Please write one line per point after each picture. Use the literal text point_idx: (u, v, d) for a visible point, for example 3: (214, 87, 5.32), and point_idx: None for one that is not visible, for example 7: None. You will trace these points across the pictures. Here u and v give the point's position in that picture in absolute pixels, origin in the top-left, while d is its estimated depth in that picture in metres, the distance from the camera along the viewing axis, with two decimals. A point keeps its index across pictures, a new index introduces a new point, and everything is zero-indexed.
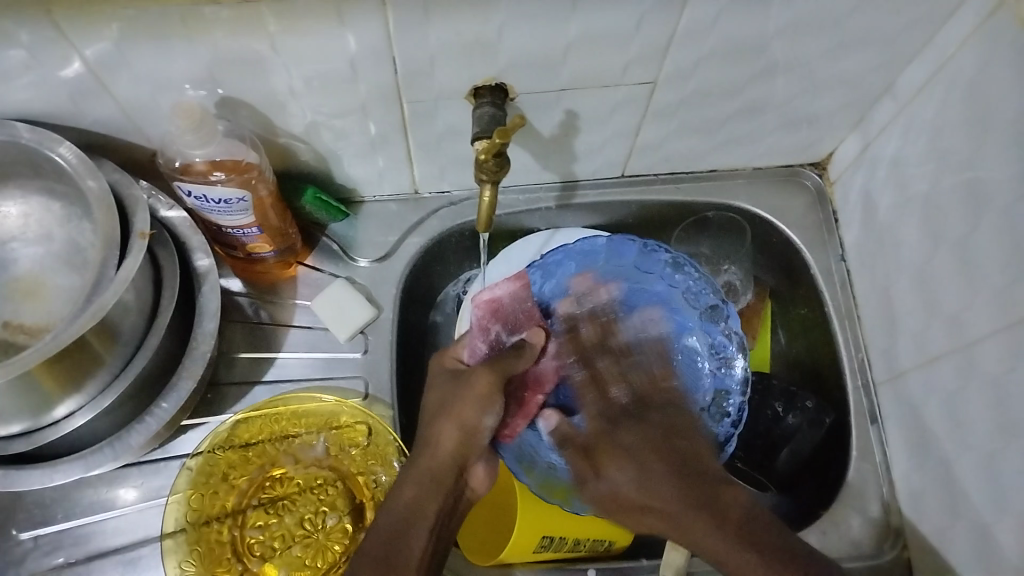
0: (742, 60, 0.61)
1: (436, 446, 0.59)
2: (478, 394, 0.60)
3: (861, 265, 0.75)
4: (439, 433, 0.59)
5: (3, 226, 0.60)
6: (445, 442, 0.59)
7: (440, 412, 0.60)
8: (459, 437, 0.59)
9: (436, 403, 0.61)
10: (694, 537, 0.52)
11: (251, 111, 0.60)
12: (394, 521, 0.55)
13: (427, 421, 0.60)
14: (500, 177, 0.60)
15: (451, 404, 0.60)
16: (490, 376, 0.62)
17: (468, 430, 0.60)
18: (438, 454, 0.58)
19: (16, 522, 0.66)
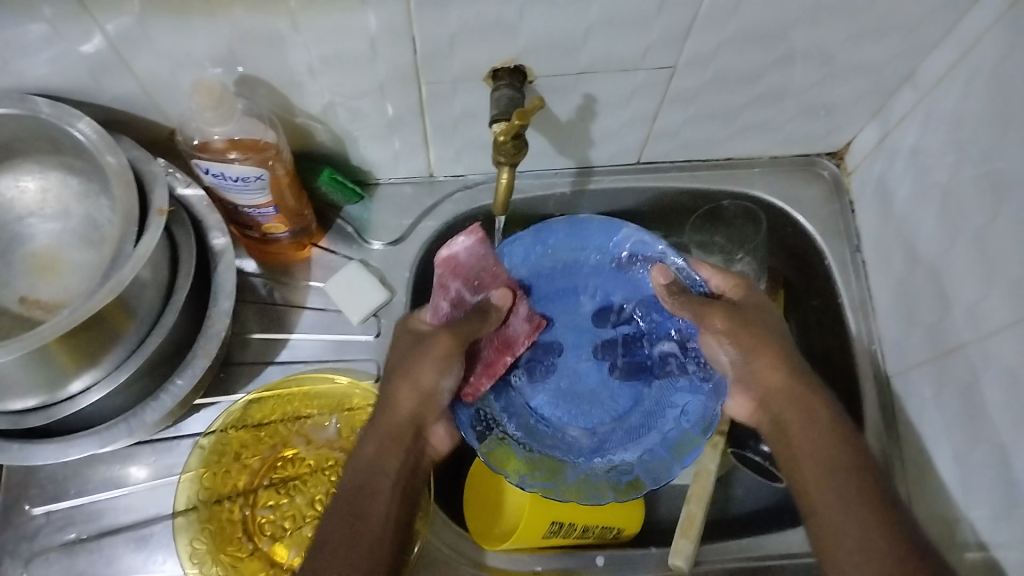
0: (764, 45, 0.61)
1: (394, 407, 0.60)
2: (434, 356, 0.60)
3: (877, 256, 0.74)
4: (394, 395, 0.60)
5: (20, 201, 0.60)
6: (404, 404, 0.60)
7: (398, 375, 0.60)
8: (417, 402, 0.60)
9: (399, 362, 0.61)
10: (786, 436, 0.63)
11: (269, 89, 0.60)
12: (362, 480, 0.57)
13: (383, 382, 0.61)
14: (517, 160, 0.60)
15: (411, 366, 0.60)
16: (451, 339, 0.61)
17: (423, 393, 0.60)
18: (396, 416, 0.59)
19: (30, 497, 0.66)
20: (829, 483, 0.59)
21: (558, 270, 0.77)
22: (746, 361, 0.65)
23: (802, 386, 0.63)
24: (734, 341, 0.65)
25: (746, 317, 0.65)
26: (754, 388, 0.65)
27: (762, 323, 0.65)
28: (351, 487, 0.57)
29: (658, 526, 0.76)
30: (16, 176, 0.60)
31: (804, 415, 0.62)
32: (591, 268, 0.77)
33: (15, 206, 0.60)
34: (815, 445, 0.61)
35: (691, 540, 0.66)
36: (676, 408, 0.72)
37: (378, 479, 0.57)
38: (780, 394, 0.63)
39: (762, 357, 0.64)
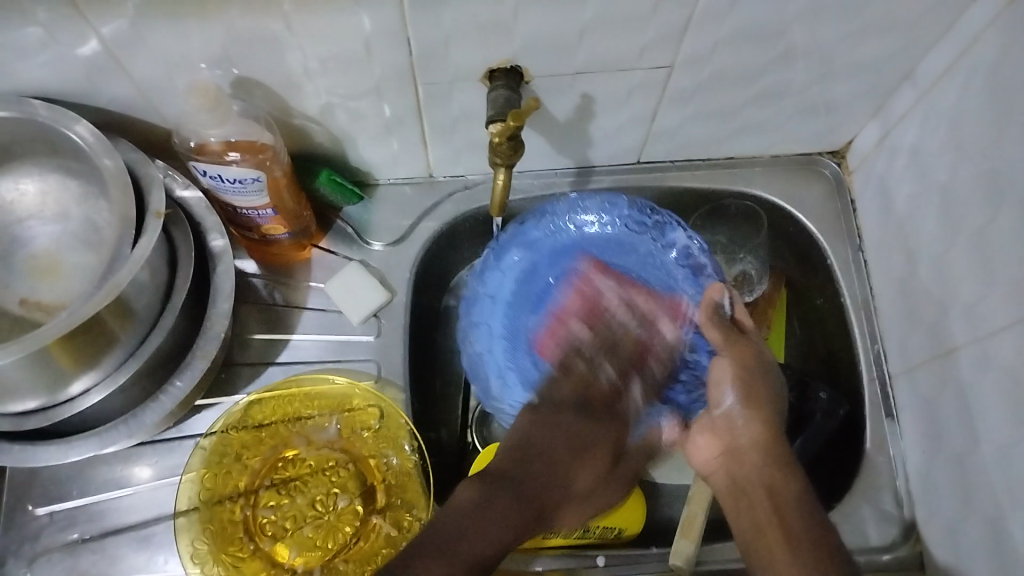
0: (762, 43, 0.60)
1: (573, 497, 0.65)
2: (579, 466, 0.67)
3: (880, 255, 0.74)
4: (559, 431, 0.68)
5: (20, 204, 0.60)
6: (581, 496, 0.66)
7: (576, 451, 0.68)
8: (580, 463, 0.67)
9: (575, 444, 0.68)
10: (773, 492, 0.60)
11: (266, 92, 0.60)
12: (486, 522, 0.57)
13: (572, 472, 0.66)
14: (513, 161, 0.60)
15: (603, 450, 0.70)
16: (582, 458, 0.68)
17: (592, 501, 0.67)
18: (575, 494, 0.65)
19: (33, 497, 0.67)
20: (792, 535, 0.57)
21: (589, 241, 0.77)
22: (743, 416, 0.65)
23: (784, 449, 0.62)
24: (741, 391, 0.65)
25: (752, 373, 0.66)
26: (730, 440, 0.65)
27: (768, 388, 0.66)
28: (484, 506, 0.58)
29: (660, 528, 0.76)
30: (17, 178, 0.60)
31: (773, 474, 0.61)
32: (623, 247, 0.77)
33: (16, 209, 0.60)
34: (779, 504, 0.59)
35: (692, 540, 0.65)
36: (641, 414, 0.72)
37: (504, 531, 0.57)
38: (761, 455, 0.62)
39: (759, 414, 0.64)
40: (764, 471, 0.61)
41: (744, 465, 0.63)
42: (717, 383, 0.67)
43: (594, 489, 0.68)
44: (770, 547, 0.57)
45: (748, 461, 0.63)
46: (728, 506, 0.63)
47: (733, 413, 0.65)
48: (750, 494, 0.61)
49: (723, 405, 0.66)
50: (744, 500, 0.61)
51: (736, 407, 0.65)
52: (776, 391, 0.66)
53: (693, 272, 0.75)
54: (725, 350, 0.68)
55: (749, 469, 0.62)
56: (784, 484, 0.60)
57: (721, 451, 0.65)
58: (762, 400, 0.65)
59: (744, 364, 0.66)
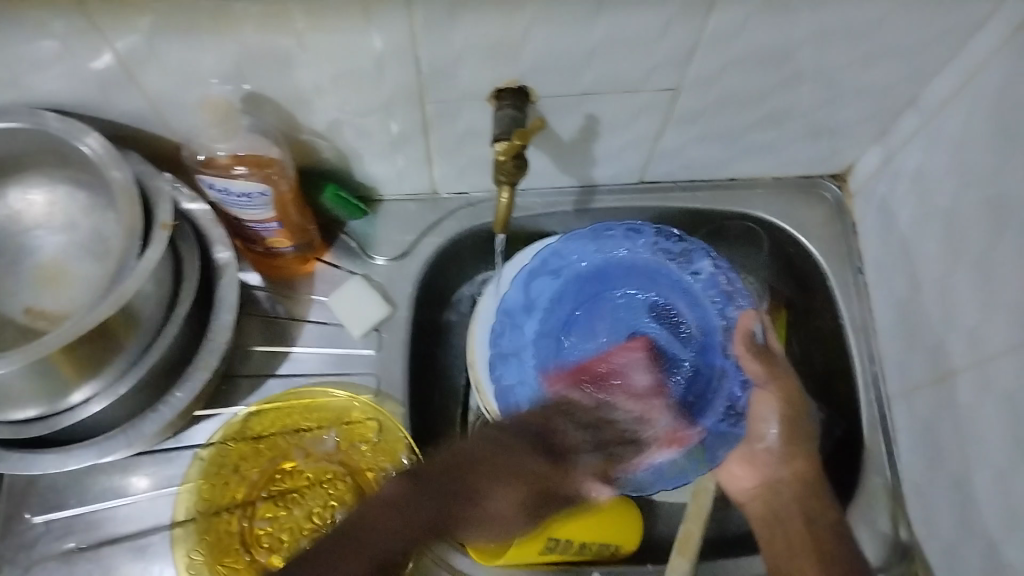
0: (767, 67, 0.61)
1: (498, 511, 0.60)
2: (515, 493, 0.59)
3: (879, 279, 0.74)
4: (513, 481, 0.59)
5: (27, 214, 0.61)
6: (506, 513, 0.61)
7: (517, 477, 0.60)
8: (511, 505, 0.61)
9: (523, 454, 0.60)
10: (817, 518, 0.66)
11: (276, 106, 0.60)
12: (385, 534, 0.55)
13: (495, 486, 0.59)
14: (516, 180, 0.60)
15: (559, 483, 0.62)
16: (520, 491, 0.60)
17: (501, 529, 0.62)
18: (486, 516, 0.60)
19: (30, 506, 0.67)
20: (825, 559, 0.63)
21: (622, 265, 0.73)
22: (784, 454, 0.69)
23: (818, 480, 0.69)
24: (786, 424, 0.69)
25: (793, 406, 0.69)
26: (767, 473, 0.69)
27: (807, 428, 0.70)
28: (427, 501, 0.57)
29: (656, 547, 0.76)
30: (26, 189, 0.61)
31: (815, 502, 0.67)
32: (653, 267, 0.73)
33: (23, 219, 0.61)
34: (813, 527, 0.66)
35: (687, 558, 0.67)
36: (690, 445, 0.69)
37: (397, 543, 0.56)
38: (798, 486, 0.68)
39: (803, 453, 0.70)
40: (796, 494, 0.68)
41: (780, 494, 0.68)
42: (756, 418, 0.70)
43: (594, 506, 0.68)
44: (802, 569, 0.63)
45: (787, 494, 0.68)
46: (762, 535, 0.68)
47: (775, 450, 0.69)
48: (788, 527, 0.67)
49: (766, 442, 0.69)
50: (778, 527, 0.67)
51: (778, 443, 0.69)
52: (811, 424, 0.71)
53: (730, 298, 0.71)
54: (766, 385, 0.69)
55: (787, 498, 0.68)
56: (815, 511, 0.67)
57: (757, 480, 0.69)
58: (795, 436, 0.69)
59: (784, 398, 0.69)
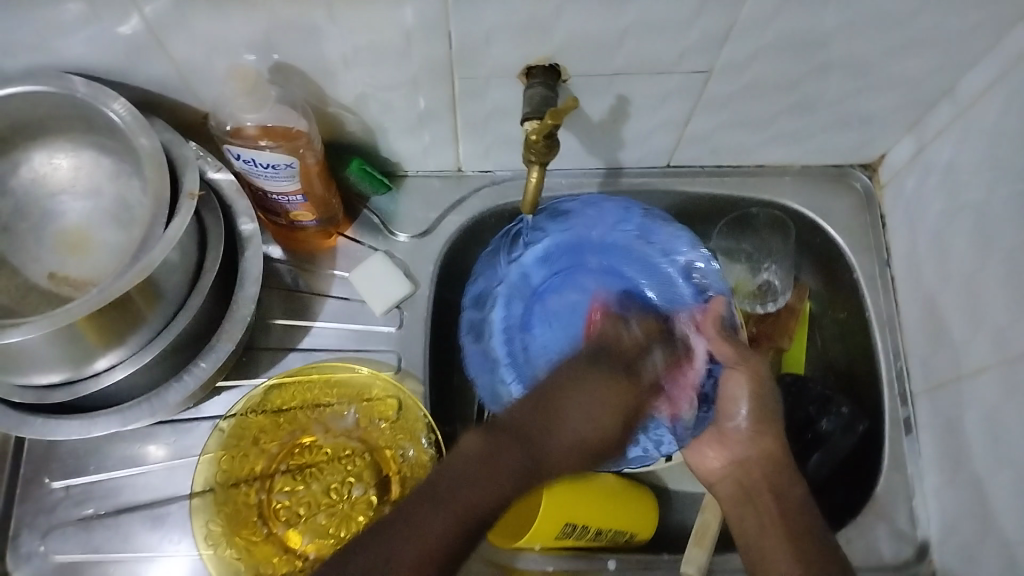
0: (804, 52, 0.60)
1: (558, 437, 0.58)
2: (608, 401, 0.61)
3: (908, 271, 0.73)
4: (598, 396, 0.61)
5: (53, 177, 0.61)
6: (571, 440, 0.58)
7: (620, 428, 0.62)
8: (570, 446, 0.58)
9: (608, 377, 0.62)
10: (782, 491, 0.62)
11: (303, 78, 0.60)
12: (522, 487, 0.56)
13: (581, 431, 0.59)
14: (547, 160, 0.59)
15: (627, 400, 0.63)
16: (619, 395, 0.62)
17: (590, 419, 0.59)
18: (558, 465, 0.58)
19: (50, 471, 0.67)
20: (793, 536, 0.59)
21: (602, 245, 0.78)
22: (753, 432, 0.65)
23: (789, 461, 0.64)
24: (753, 402, 0.66)
25: (764, 389, 0.66)
26: (737, 453, 0.66)
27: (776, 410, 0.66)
28: (538, 455, 0.57)
29: (672, 535, 0.75)
30: (51, 152, 0.60)
31: (784, 480, 0.63)
32: (639, 264, 0.77)
33: (48, 182, 0.61)
34: (784, 504, 0.61)
35: (704, 549, 0.65)
36: (645, 422, 0.71)
37: (502, 490, 0.54)
38: (767, 465, 0.64)
39: (770, 432, 0.65)
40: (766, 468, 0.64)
41: (749, 473, 0.64)
42: (734, 400, 0.66)
43: (613, 492, 0.68)
44: (767, 537, 0.60)
45: (754, 472, 0.64)
46: (730, 514, 0.64)
47: (744, 428, 0.66)
48: (758, 498, 0.63)
49: (734, 420, 0.66)
50: (749, 507, 0.62)
51: (746, 422, 0.65)
52: None
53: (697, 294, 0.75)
54: (737, 365, 0.67)
55: (756, 475, 0.64)
56: (784, 486, 0.62)
57: (725, 460, 0.66)
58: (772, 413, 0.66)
59: (754, 380, 0.66)
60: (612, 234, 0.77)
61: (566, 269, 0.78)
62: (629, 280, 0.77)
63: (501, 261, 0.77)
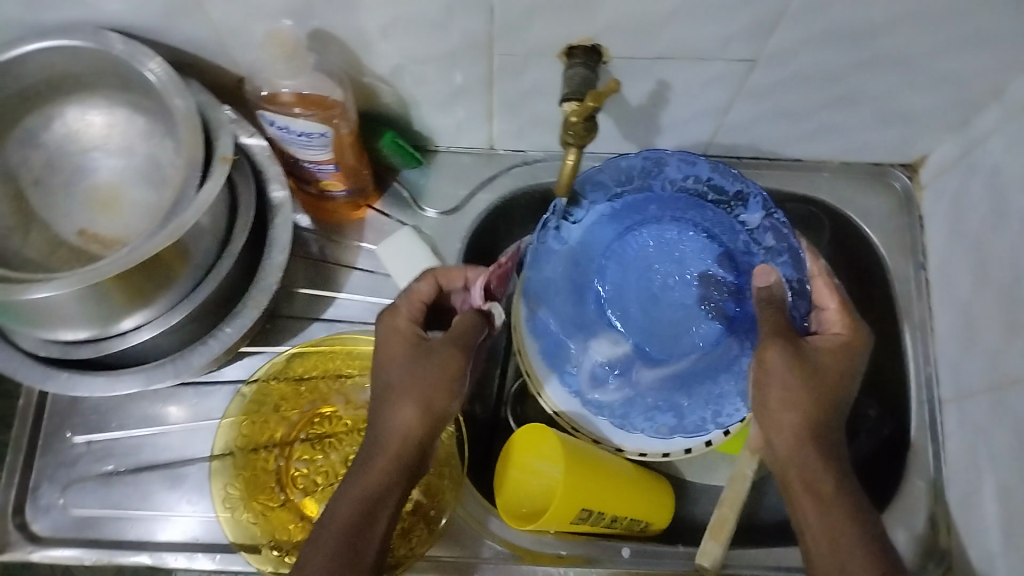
0: (855, 45, 0.58)
1: (391, 405, 0.55)
2: (401, 355, 0.56)
3: (944, 275, 0.72)
4: (393, 354, 0.57)
5: (86, 134, 0.60)
6: (399, 401, 0.55)
7: (426, 360, 0.56)
8: (401, 406, 0.54)
9: (391, 329, 0.58)
10: (813, 480, 0.55)
11: (341, 48, 0.59)
12: (374, 474, 0.53)
13: (388, 399, 0.55)
14: (585, 143, 0.57)
15: (409, 331, 0.58)
16: (403, 337, 0.58)
17: (407, 376, 0.55)
18: (388, 439, 0.54)
19: (72, 425, 0.68)
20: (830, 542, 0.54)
21: (672, 201, 0.71)
22: (778, 412, 0.57)
23: (815, 443, 0.56)
24: (769, 385, 0.57)
25: (781, 367, 0.57)
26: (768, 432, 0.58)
27: (809, 387, 0.56)
28: (371, 445, 0.55)
29: (686, 525, 0.75)
30: (85, 109, 0.60)
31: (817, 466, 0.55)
32: (716, 219, 0.70)
33: (80, 139, 0.60)
34: (822, 495, 0.55)
35: (720, 543, 0.64)
36: (716, 391, 0.67)
37: (367, 483, 0.53)
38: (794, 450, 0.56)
39: (792, 413, 0.56)
40: (795, 452, 0.56)
41: (780, 455, 0.57)
42: (760, 377, 0.58)
43: (628, 480, 0.68)
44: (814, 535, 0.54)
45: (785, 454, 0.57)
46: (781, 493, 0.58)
47: (767, 410, 0.57)
48: (793, 488, 0.56)
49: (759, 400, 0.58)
50: (787, 492, 0.57)
51: (771, 403, 0.57)
52: (819, 377, 0.57)
53: (771, 253, 0.68)
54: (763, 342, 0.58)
55: (784, 459, 0.56)
56: (817, 476, 0.55)
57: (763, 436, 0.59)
58: (793, 394, 0.56)
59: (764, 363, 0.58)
60: (682, 189, 0.71)
61: (642, 221, 0.71)
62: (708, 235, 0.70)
63: (574, 224, 0.71)
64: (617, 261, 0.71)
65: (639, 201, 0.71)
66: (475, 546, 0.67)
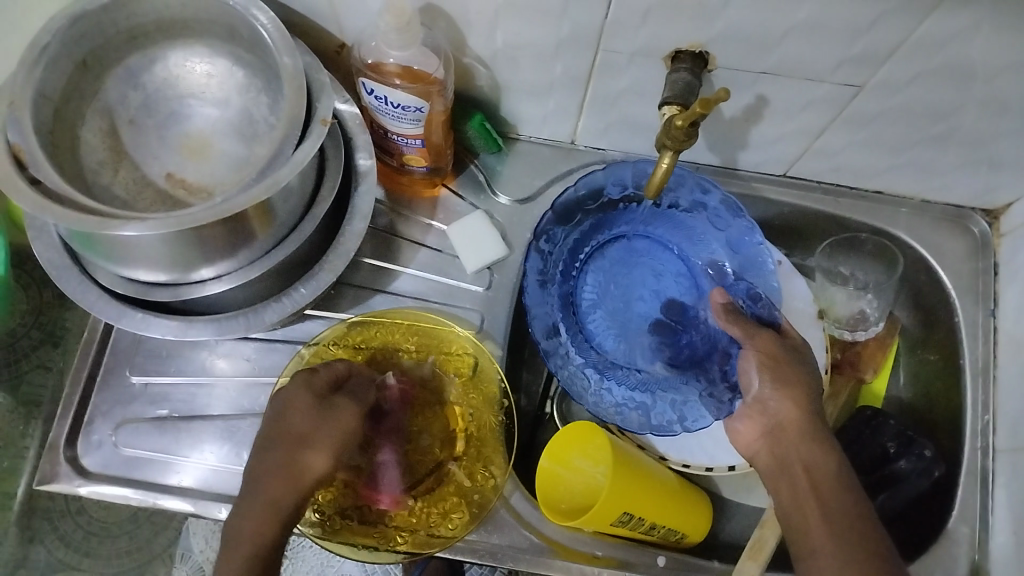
0: (965, 84, 0.58)
1: (291, 447, 0.54)
2: (303, 404, 0.56)
3: (1014, 326, 0.71)
4: (293, 402, 0.56)
5: (187, 81, 0.61)
6: (306, 444, 0.54)
7: (319, 408, 0.56)
8: (307, 452, 0.54)
9: (295, 384, 0.57)
10: (816, 464, 0.55)
11: (449, 24, 0.59)
12: (272, 519, 0.52)
13: (289, 445, 0.54)
14: (683, 149, 0.57)
15: (312, 379, 0.58)
16: (301, 392, 0.57)
17: (310, 424, 0.55)
18: (288, 480, 0.53)
19: (132, 366, 0.69)
20: (833, 527, 0.52)
21: (675, 218, 0.73)
22: (779, 389, 0.58)
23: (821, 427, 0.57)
24: (770, 373, 0.59)
25: (783, 356, 0.60)
26: (765, 419, 0.58)
27: (809, 378, 0.59)
28: (263, 484, 0.53)
29: (719, 543, 0.75)
30: (188, 55, 0.61)
31: (812, 452, 0.56)
32: (696, 237, 0.72)
33: (180, 83, 0.61)
34: (816, 480, 0.55)
35: (759, 563, 0.64)
36: (684, 401, 0.68)
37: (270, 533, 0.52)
38: (800, 431, 0.57)
39: (795, 394, 0.58)
40: (794, 442, 0.57)
41: (782, 442, 0.57)
42: (762, 365, 0.60)
43: (671, 490, 0.67)
44: (807, 521, 0.53)
45: (788, 437, 0.57)
46: (772, 489, 0.57)
47: (766, 393, 0.59)
48: (793, 474, 0.56)
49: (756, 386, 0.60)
50: (784, 482, 0.56)
51: (769, 385, 0.59)
52: (813, 374, 0.60)
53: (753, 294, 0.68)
54: (749, 339, 0.62)
55: (787, 444, 0.57)
56: (820, 459, 0.55)
57: (758, 432, 0.59)
58: (797, 379, 0.58)
59: (769, 355, 0.60)
60: (689, 209, 0.72)
61: (627, 232, 0.73)
62: (689, 251, 0.72)
63: (570, 228, 0.71)
64: (598, 268, 0.72)
65: (647, 206, 0.73)
66: (514, 534, 0.67)
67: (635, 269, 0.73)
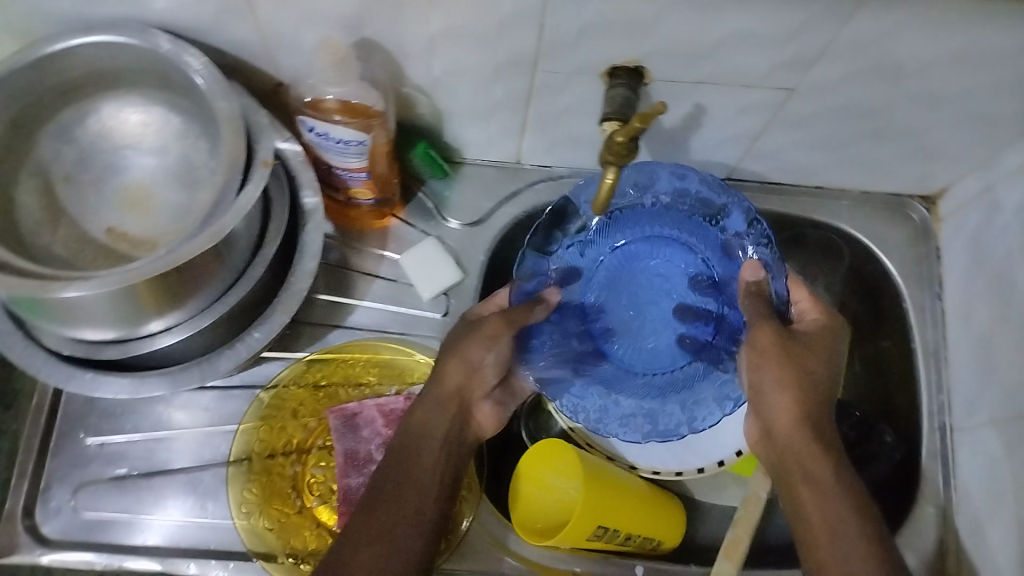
0: (892, 80, 0.59)
1: (451, 358, 0.60)
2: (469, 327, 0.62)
3: (959, 307, 0.73)
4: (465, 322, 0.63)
5: (122, 132, 0.60)
6: (457, 354, 0.60)
7: (472, 324, 0.61)
8: (459, 360, 0.60)
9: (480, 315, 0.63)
10: (819, 469, 0.53)
11: (386, 56, 0.59)
12: (414, 421, 0.59)
13: (443, 357, 0.61)
14: (625, 163, 0.56)
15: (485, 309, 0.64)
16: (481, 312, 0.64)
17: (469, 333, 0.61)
18: (440, 386, 0.60)
19: (87, 427, 0.67)
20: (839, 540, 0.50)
21: (669, 212, 0.69)
22: (781, 390, 0.55)
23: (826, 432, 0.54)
24: (775, 370, 0.56)
25: (789, 351, 0.56)
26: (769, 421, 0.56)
27: (817, 378, 0.56)
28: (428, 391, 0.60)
29: (695, 546, 0.75)
30: (121, 106, 0.59)
31: (816, 459, 0.53)
32: (696, 228, 0.68)
33: (115, 135, 0.60)
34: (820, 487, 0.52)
35: (734, 562, 0.64)
36: (693, 399, 0.65)
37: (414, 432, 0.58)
38: (805, 437, 0.54)
39: (797, 395, 0.55)
40: (795, 446, 0.54)
41: (784, 445, 0.55)
42: (761, 362, 0.57)
43: (643, 499, 0.67)
44: (814, 531, 0.51)
45: (791, 442, 0.54)
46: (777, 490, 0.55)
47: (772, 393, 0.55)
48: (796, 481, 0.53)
49: (760, 384, 0.56)
50: (787, 486, 0.54)
51: (774, 385, 0.55)
52: (825, 371, 0.57)
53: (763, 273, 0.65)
54: (756, 328, 0.58)
55: (789, 448, 0.54)
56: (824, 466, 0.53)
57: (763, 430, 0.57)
58: (802, 379, 0.55)
59: (775, 348, 0.56)
60: (678, 203, 0.68)
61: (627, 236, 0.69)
62: (691, 244, 0.69)
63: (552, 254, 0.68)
64: (603, 283, 0.68)
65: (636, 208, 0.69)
66: (490, 559, 0.67)
67: (640, 272, 0.69)
